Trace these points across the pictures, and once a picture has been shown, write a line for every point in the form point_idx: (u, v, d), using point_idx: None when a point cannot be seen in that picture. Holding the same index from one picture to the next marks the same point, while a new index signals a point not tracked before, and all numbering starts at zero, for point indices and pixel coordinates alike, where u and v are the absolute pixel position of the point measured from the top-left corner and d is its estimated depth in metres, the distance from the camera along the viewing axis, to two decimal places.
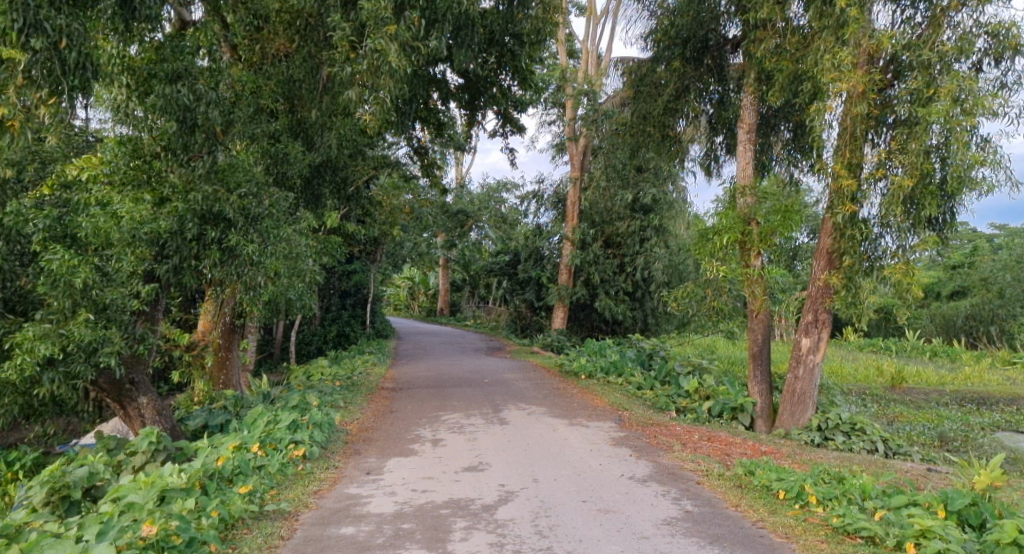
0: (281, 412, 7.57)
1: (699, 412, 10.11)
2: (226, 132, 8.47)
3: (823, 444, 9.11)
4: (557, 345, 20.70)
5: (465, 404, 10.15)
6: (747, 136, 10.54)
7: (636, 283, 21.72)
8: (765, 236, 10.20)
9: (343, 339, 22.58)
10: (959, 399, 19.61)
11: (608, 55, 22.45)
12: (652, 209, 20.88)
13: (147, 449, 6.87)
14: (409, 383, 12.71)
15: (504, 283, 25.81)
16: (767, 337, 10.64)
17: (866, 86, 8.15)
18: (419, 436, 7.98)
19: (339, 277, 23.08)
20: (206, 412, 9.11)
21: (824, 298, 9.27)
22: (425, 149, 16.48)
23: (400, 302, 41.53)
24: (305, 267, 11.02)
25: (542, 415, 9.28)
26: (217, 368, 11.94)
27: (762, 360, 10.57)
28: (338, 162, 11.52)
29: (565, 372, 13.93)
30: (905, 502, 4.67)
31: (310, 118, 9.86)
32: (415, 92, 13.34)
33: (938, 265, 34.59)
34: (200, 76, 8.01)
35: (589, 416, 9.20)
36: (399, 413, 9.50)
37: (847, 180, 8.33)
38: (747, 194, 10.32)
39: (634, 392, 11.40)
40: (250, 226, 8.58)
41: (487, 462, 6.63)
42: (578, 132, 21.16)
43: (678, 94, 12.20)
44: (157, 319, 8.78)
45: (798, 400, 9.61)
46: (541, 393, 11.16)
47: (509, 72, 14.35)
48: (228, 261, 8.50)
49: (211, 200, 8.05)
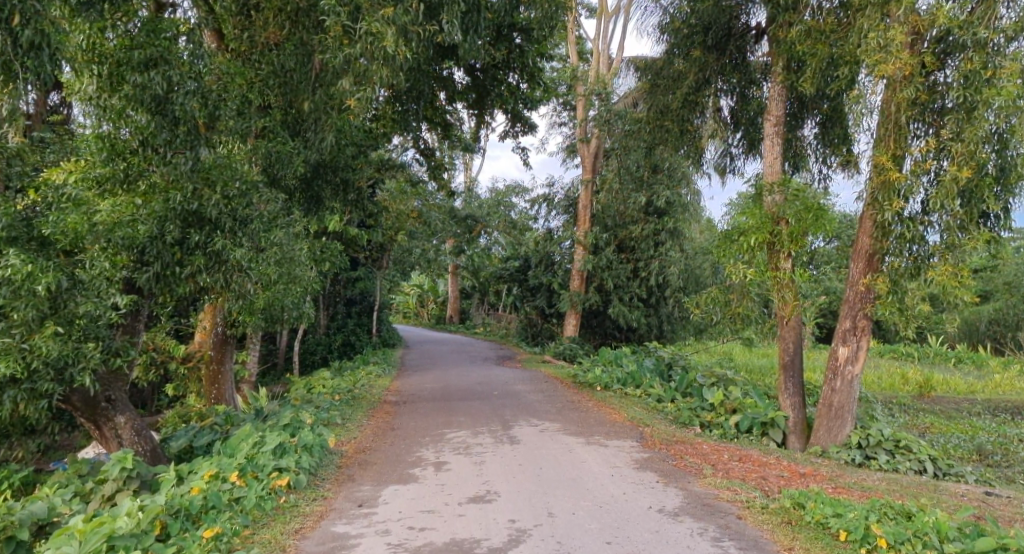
0: (269, 434, 6.87)
1: (726, 428, 9.32)
2: (210, 126, 7.81)
3: (865, 463, 8.29)
4: (569, 354, 19.95)
5: (473, 420, 9.41)
6: (775, 128, 9.77)
7: (651, 289, 20.90)
8: (796, 237, 9.40)
9: (348, 348, 21.89)
10: (992, 408, 18.63)
11: (620, 55, 21.84)
12: (666, 212, 20.18)
13: (119, 476, 6.18)
14: (414, 396, 11.99)
15: (514, 290, 25.09)
16: (799, 346, 9.82)
17: (912, 69, 7.41)
18: (422, 458, 7.26)
19: (343, 284, 22.44)
20: (190, 431, 8.39)
21: (864, 304, 8.47)
22: (431, 151, 15.80)
23: (409, 309, 40.78)
24: (301, 272, 10.33)
25: (556, 432, 8.55)
26: (208, 381, 11.25)
27: (794, 370, 9.73)
28: (337, 161, 10.83)
29: (579, 383, 13.16)
30: (996, 548, 3.89)
31: (304, 110, 9.10)
32: (419, 88, 12.71)
33: None
34: (179, 64, 7.32)
35: (608, 433, 8.42)
36: (401, 431, 8.75)
37: (893, 172, 7.50)
38: (774, 191, 9.63)
39: (654, 405, 10.62)
40: (238, 229, 7.98)
41: (496, 491, 5.90)
42: (590, 134, 20.53)
43: (698, 86, 11.49)
44: (138, 332, 8.13)
45: (835, 415, 8.72)
46: (555, 406, 10.42)
47: (517, 70, 13.80)
48: (214, 267, 7.82)
49: (192, 198, 7.47)
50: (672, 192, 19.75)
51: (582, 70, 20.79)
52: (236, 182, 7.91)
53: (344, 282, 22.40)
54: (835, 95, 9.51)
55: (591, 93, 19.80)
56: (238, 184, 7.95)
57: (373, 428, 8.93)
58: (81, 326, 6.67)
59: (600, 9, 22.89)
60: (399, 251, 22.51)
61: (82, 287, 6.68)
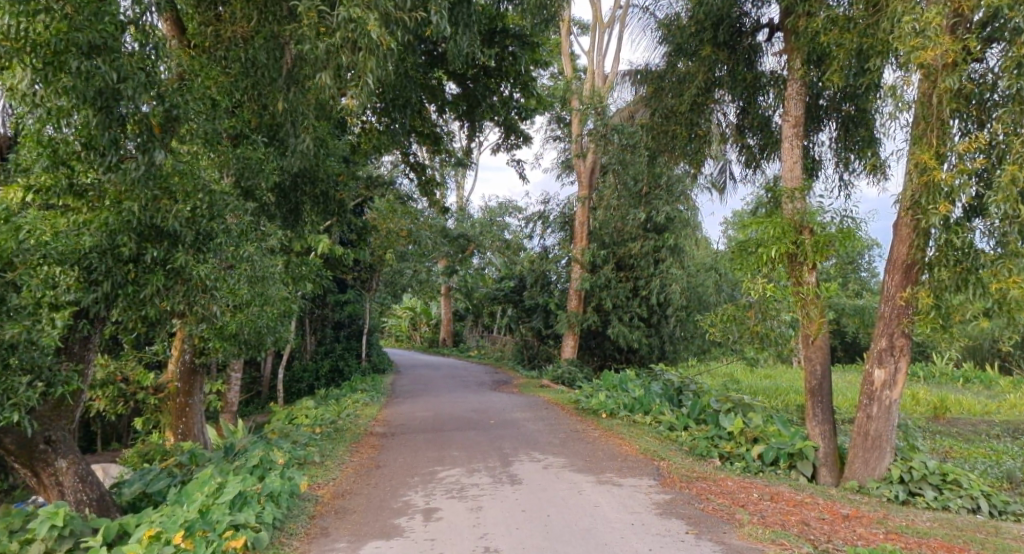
0: (229, 480, 5.93)
1: (748, 460, 8.40)
2: (167, 128, 6.97)
3: (910, 501, 7.37)
4: (569, 378, 18.98)
5: (468, 454, 8.44)
6: (794, 129, 8.98)
7: (652, 308, 20.01)
8: (821, 247, 8.57)
9: (337, 375, 20.79)
10: (1012, 431, 17.72)
11: (615, 68, 21.22)
12: (666, 229, 19.35)
13: (47, 536, 5.18)
14: (404, 426, 11.01)
15: (509, 311, 24.13)
16: (826, 369, 8.91)
17: (955, 56, 6.66)
18: (409, 504, 6.28)
19: (331, 307, 21.42)
20: (146, 474, 7.39)
21: (901, 320, 7.64)
22: (422, 165, 14.99)
23: (401, 333, 39.74)
24: (275, 293, 9.39)
25: (561, 468, 7.60)
26: (175, 415, 10.04)
27: (822, 395, 8.78)
28: (316, 170, 9.92)
29: (581, 410, 12.18)
30: None
31: (277, 111, 8.18)
32: (406, 96, 11.89)
33: None
34: (128, 56, 6.49)
35: (621, 469, 7.47)
36: (387, 470, 7.78)
37: (938, 172, 6.68)
38: (796, 199, 8.79)
39: (667, 435, 9.68)
40: (201, 245, 7.28)
41: (496, 548, 4.96)
42: (586, 149, 19.89)
43: (706, 88, 10.77)
44: (88, 363, 7.21)
45: (872, 446, 7.81)
46: (558, 438, 9.46)
47: (510, 79, 13.08)
48: (174, 287, 7.10)
49: (149, 210, 6.72)
50: (671, 208, 19.02)
51: (576, 82, 20.09)
52: (200, 192, 7.16)
53: (331, 304, 21.38)
54: (857, 92, 8.77)
55: (586, 107, 19.19)
56: (202, 195, 7.19)
57: (357, 467, 7.96)
58: (15, 357, 5.65)
59: (594, 20, 22.30)
60: (389, 273, 21.64)
61: (9, 310, 5.53)
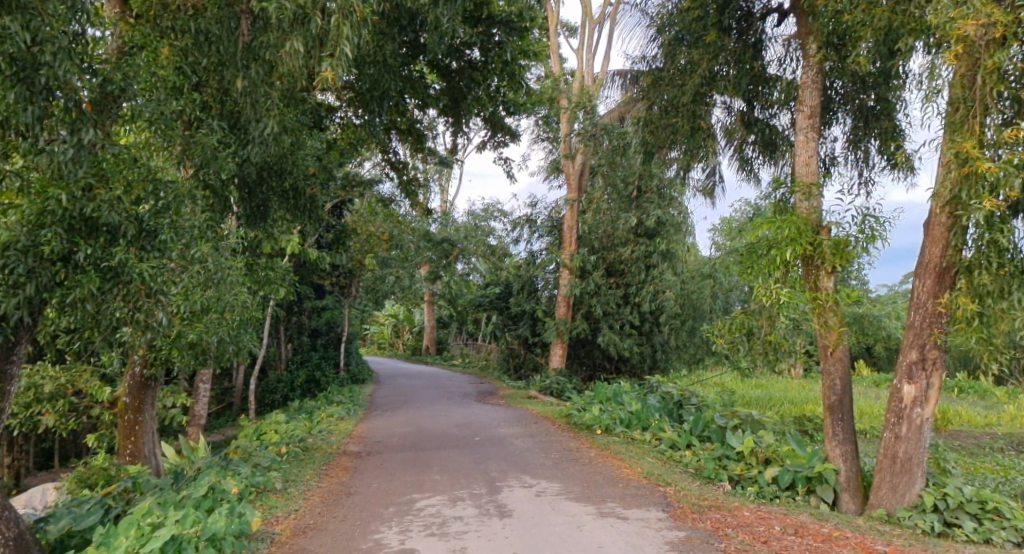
0: (166, 519, 4.99)
1: (761, 484, 7.62)
2: (99, 106, 6.05)
3: (948, 533, 6.54)
4: (557, 389, 18.12)
5: (451, 479, 7.52)
6: (809, 120, 8.22)
7: (643, 316, 19.13)
8: (841, 248, 7.82)
9: (313, 386, 19.71)
10: (1016, 444, 17.05)
11: (605, 67, 20.54)
12: (657, 233, 18.55)
13: None
14: (381, 444, 10.07)
15: (494, 318, 23.26)
16: (846, 385, 8.04)
17: (1002, 31, 5.97)
18: (380, 545, 5.35)
19: (308, 314, 20.40)
20: (75, 507, 6.38)
21: (934, 330, 6.89)
22: (405, 164, 14.08)
23: (384, 340, 38.78)
24: (235, 298, 8.41)
25: (556, 496, 6.71)
26: (122, 435, 8.91)
27: (843, 413, 7.92)
28: (284, 162, 8.93)
29: (573, 426, 11.31)
30: None
31: (237, 89, 7.29)
32: (385, 87, 10.99)
33: None
34: (52, 15, 5.47)
35: (624, 498, 6.59)
36: (358, 498, 6.85)
37: (981, 160, 5.95)
38: (813, 196, 8.02)
39: (670, 454, 8.81)
40: (145, 243, 6.34)
41: None
42: (575, 150, 19.43)
43: (710, 78, 10.00)
44: (10, 381, 6.19)
45: (902, 469, 6.99)
46: (550, 458, 8.57)
47: (496, 73, 12.32)
48: (112, 290, 6.10)
49: (80, 200, 5.86)
50: (663, 211, 18.21)
51: (565, 81, 19.40)
52: (144, 181, 6.38)
53: (308, 311, 20.35)
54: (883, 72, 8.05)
55: (575, 107, 18.47)
56: (148, 183, 6.35)
57: (324, 494, 7.02)
58: None
59: (584, 16, 21.58)
60: (371, 278, 20.71)
61: None
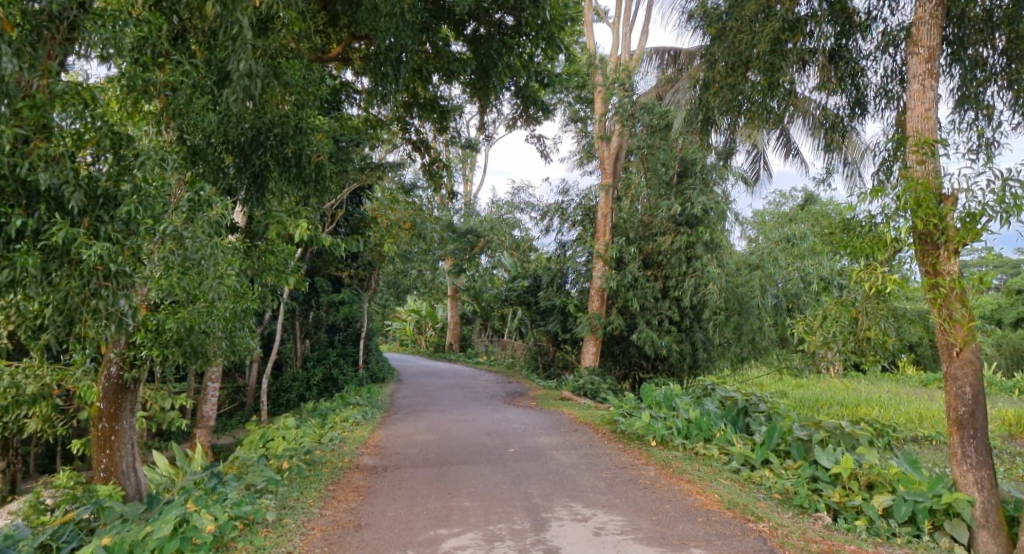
0: None
1: (870, 517, 6.18)
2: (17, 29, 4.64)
3: None
4: (591, 390, 16.64)
5: (487, 508, 6.07)
6: (928, 65, 6.61)
7: (684, 310, 17.52)
8: (971, 223, 6.16)
9: (331, 384, 18.41)
10: None
11: (642, 42, 18.96)
12: (700, 222, 16.84)
13: None
14: (401, 457, 8.67)
15: (521, 313, 21.77)
16: (980, 392, 6.29)
17: None
18: None
19: (325, 309, 19.06)
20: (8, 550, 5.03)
21: None
22: (427, 144, 12.49)
23: (406, 337, 37.57)
24: (224, 285, 7.02)
25: (620, 537, 5.23)
26: (97, 447, 7.59)
27: (976, 429, 6.28)
28: (286, 120, 7.43)
29: (620, 435, 9.81)
30: None
31: (213, 21, 6.13)
32: (407, 51, 9.44)
33: (999, 289, 31.24)
34: None
35: (711, 543, 5.07)
36: (370, 533, 5.46)
37: None
38: (928, 156, 6.43)
39: (747, 475, 7.27)
40: (101, 209, 5.01)
41: None
42: (610, 131, 17.83)
43: (789, 27, 8.49)
44: None
45: None
46: (603, 479, 7.09)
47: (530, 40, 10.70)
48: (61, 268, 4.82)
49: (10, 154, 4.54)
50: (709, 198, 16.39)
51: (600, 56, 17.85)
52: (97, 133, 5.03)
53: (325, 305, 19.00)
54: None
55: (611, 82, 16.93)
56: (102, 134, 5.06)
57: (326, 527, 5.64)
58: None
59: None
60: (392, 271, 19.36)
61: None
